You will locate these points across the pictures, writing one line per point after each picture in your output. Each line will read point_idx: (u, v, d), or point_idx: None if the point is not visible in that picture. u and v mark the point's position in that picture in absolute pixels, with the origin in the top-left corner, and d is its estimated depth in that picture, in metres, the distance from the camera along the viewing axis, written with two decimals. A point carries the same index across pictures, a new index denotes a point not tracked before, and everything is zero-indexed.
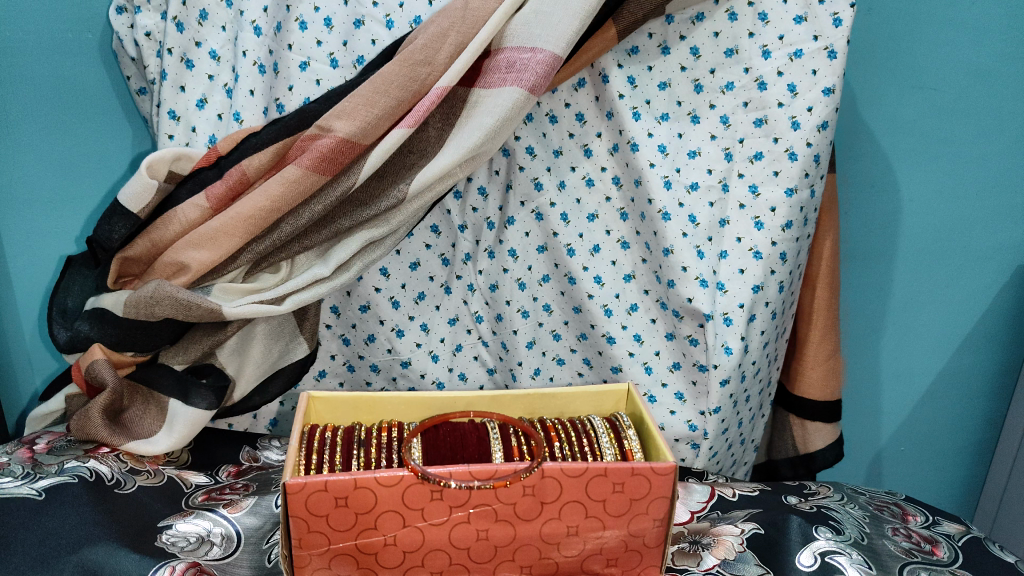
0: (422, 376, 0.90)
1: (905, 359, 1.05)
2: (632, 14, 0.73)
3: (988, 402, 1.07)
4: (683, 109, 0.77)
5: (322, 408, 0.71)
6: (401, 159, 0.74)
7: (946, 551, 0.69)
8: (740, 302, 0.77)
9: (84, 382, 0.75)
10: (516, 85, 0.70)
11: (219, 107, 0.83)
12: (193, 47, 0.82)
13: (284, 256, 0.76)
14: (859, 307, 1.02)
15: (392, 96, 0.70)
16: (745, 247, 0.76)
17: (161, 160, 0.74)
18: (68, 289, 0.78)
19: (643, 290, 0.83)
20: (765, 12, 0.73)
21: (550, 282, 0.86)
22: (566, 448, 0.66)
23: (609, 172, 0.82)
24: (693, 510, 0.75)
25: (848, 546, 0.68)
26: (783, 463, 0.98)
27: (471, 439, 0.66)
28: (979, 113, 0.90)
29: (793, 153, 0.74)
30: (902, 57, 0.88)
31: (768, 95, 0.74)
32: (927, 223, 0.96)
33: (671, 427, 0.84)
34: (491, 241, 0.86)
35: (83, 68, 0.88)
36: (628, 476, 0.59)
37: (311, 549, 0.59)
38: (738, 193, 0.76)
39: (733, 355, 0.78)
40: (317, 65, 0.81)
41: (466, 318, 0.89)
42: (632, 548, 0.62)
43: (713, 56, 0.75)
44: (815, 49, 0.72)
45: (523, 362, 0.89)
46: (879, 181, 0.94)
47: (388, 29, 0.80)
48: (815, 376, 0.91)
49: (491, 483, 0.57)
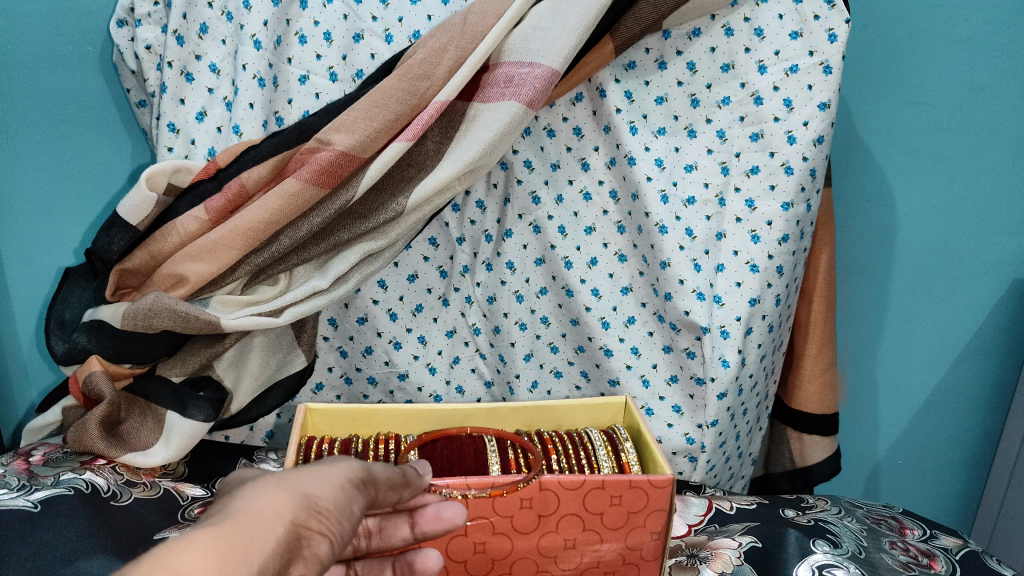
0: (419, 389, 0.90)
1: (903, 372, 1.05)
2: (630, 30, 0.73)
3: (986, 416, 1.07)
4: (680, 123, 0.78)
5: (320, 420, 0.71)
6: (400, 172, 0.75)
7: (944, 564, 0.69)
8: (737, 315, 0.77)
9: (80, 394, 0.74)
10: (514, 99, 0.70)
11: (218, 120, 0.84)
12: (193, 60, 0.82)
13: (282, 269, 0.76)
14: (857, 319, 1.02)
15: (391, 110, 0.71)
16: (742, 260, 0.77)
17: (160, 172, 0.74)
18: (66, 301, 0.78)
19: (640, 303, 0.84)
20: (761, 27, 0.73)
21: (548, 294, 0.87)
22: (563, 460, 0.66)
23: (606, 186, 0.82)
24: (691, 523, 0.74)
25: (846, 559, 0.68)
26: (781, 475, 0.98)
27: (468, 452, 0.66)
28: (975, 126, 0.90)
29: (788, 167, 0.74)
30: (897, 73, 0.89)
31: (764, 110, 0.75)
32: (923, 237, 0.97)
33: (668, 440, 0.84)
34: (488, 253, 0.86)
35: (84, 81, 0.89)
36: (626, 489, 0.59)
37: None
38: (734, 207, 0.76)
39: (730, 368, 0.78)
40: (317, 78, 0.82)
41: (463, 331, 0.89)
42: (630, 561, 0.62)
43: (710, 72, 0.76)
44: (810, 65, 0.73)
45: (521, 375, 0.89)
46: (876, 194, 0.95)
47: (388, 44, 0.81)
48: (813, 389, 0.91)
49: (487, 492, 0.57)
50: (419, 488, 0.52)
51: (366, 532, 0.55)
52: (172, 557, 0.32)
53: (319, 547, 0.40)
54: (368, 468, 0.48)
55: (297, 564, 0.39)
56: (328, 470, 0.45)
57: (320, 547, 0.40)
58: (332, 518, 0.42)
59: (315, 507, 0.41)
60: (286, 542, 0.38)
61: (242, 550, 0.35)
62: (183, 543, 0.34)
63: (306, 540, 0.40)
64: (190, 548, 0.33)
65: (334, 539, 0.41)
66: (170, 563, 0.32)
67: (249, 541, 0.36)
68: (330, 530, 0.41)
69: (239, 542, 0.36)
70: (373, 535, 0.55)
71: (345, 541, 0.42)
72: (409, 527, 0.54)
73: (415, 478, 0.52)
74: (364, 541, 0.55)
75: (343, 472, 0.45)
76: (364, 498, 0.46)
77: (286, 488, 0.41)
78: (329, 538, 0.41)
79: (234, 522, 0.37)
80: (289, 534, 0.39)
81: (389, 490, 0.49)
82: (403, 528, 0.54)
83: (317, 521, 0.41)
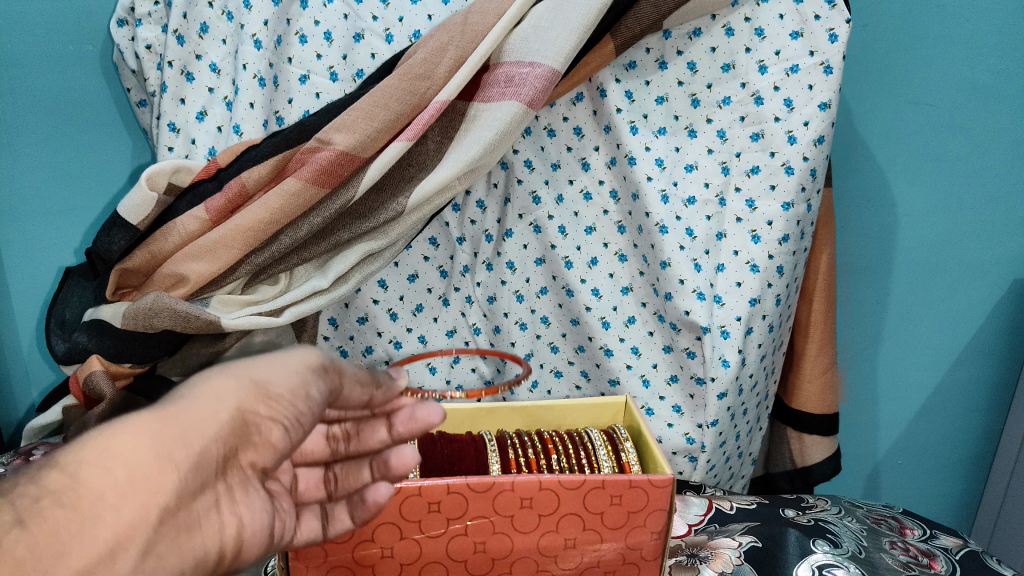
0: (420, 389, 0.90)
1: (903, 372, 1.05)
2: (630, 29, 0.73)
3: (986, 415, 1.07)
4: (680, 124, 0.78)
5: None
6: (400, 171, 0.75)
7: (944, 564, 0.69)
8: (737, 315, 0.77)
9: (81, 393, 0.74)
10: (513, 99, 0.70)
11: (218, 119, 0.84)
12: (193, 59, 0.82)
13: (282, 268, 0.76)
14: (857, 319, 1.02)
15: (392, 110, 0.71)
16: (742, 260, 0.76)
17: (160, 172, 0.75)
18: (67, 301, 0.79)
19: (641, 303, 0.84)
20: (761, 27, 0.73)
21: (548, 294, 0.87)
22: (563, 460, 0.66)
23: (606, 186, 0.82)
24: (691, 522, 0.74)
25: (846, 559, 0.68)
26: (781, 475, 0.98)
27: (468, 452, 0.66)
28: (975, 126, 0.90)
29: (789, 167, 0.74)
30: (898, 73, 0.89)
31: (765, 110, 0.74)
32: (924, 237, 0.97)
33: (669, 439, 0.84)
34: (489, 253, 0.87)
35: (85, 81, 0.89)
36: (626, 489, 0.59)
37: (309, 561, 0.58)
38: (734, 207, 0.76)
39: (730, 368, 0.78)
40: (317, 78, 0.82)
41: (464, 330, 0.89)
42: (630, 561, 0.62)
43: (710, 71, 0.76)
44: (810, 65, 0.72)
45: (521, 375, 0.89)
46: (877, 193, 0.95)
47: (388, 43, 0.81)
48: (813, 389, 0.91)
49: (468, 481, 0.57)
50: (395, 391, 0.47)
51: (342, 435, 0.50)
52: (105, 439, 0.31)
53: (271, 435, 0.37)
54: (335, 359, 0.43)
55: (246, 450, 0.37)
56: (286, 355, 0.40)
57: (272, 433, 0.37)
58: (285, 404, 0.38)
59: (265, 393, 0.37)
60: (227, 432, 0.35)
61: (170, 440, 0.33)
62: (117, 424, 0.32)
63: (253, 428, 0.37)
64: (124, 430, 0.32)
65: (287, 425, 0.38)
66: (104, 446, 0.31)
67: (182, 429, 0.33)
68: (283, 416, 0.38)
69: (169, 432, 0.33)
70: (350, 440, 0.50)
71: (305, 426, 0.39)
72: (387, 429, 0.50)
73: (388, 382, 0.47)
74: (342, 446, 0.50)
75: (302, 357, 0.40)
76: (331, 383, 0.41)
77: (235, 374, 0.37)
78: (283, 425, 0.38)
79: (175, 406, 0.34)
80: (230, 421, 0.35)
81: (358, 387, 0.44)
82: (380, 430, 0.49)
83: (267, 407, 0.37)
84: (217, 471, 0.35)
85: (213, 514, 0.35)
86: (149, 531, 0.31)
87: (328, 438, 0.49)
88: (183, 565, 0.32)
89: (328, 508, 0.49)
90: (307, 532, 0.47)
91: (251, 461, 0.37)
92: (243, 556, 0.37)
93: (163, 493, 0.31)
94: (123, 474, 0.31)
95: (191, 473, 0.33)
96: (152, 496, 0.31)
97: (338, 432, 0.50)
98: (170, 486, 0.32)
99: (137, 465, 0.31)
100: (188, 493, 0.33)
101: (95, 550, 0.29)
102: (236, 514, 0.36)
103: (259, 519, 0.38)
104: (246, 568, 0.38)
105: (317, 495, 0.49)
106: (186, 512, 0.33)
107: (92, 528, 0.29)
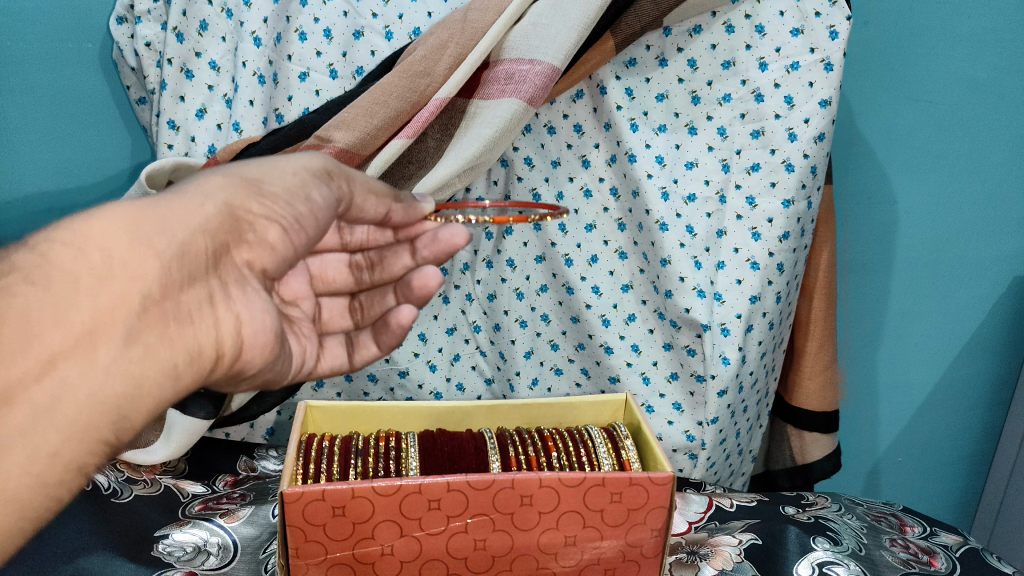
0: (419, 387, 0.90)
1: (904, 369, 1.05)
2: (630, 27, 0.73)
3: (986, 413, 1.07)
4: (680, 121, 0.78)
5: (320, 418, 0.70)
6: (400, 169, 0.75)
7: (944, 562, 0.69)
8: (737, 312, 0.77)
9: None
10: (514, 96, 0.70)
11: (218, 117, 0.84)
12: (193, 57, 0.82)
13: None
14: (857, 316, 1.02)
15: (391, 107, 0.71)
16: (742, 258, 0.76)
17: (160, 170, 0.74)
18: None
19: (641, 301, 0.84)
20: (762, 24, 0.73)
21: (549, 291, 0.87)
22: (563, 458, 0.66)
23: (606, 183, 0.82)
24: (691, 520, 0.74)
25: (846, 557, 0.68)
26: (781, 473, 0.99)
27: (468, 449, 0.66)
28: (976, 123, 0.90)
29: (790, 164, 0.74)
30: (898, 71, 0.89)
31: (765, 107, 0.74)
32: (924, 234, 0.97)
33: (668, 437, 0.84)
34: (489, 251, 0.87)
35: (84, 79, 0.89)
36: (626, 486, 0.59)
37: (308, 559, 0.58)
38: (735, 204, 0.76)
39: (730, 365, 0.78)
40: (317, 75, 0.82)
41: (464, 328, 0.89)
42: (630, 558, 0.62)
43: (711, 69, 0.76)
44: (811, 61, 0.72)
45: (521, 372, 0.89)
46: (877, 190, 0.95)
47: (388, 41, 0.81)
48: (813, 385, 0.91)
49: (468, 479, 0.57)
50: (413, 213, 0.56)
51: (369, 265, 0.61)
52: (93, 232, 0.40)
53: (266, 232, 0.46)
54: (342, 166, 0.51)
55: (241, 245, 0.45)
56: (285, 161, 0.48)
57: (267, 229, 0.46)
58: (277, 202, 0.46)
59: (259, 191, 0.46)
60: (222, 223, 0.43)
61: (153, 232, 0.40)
62: (106, 218, 0.40)
63: (249, 223, 0.45)
64: (109, 224, 0.40)
65: (281, 223, 0.46)
66: (90, 239, 0.39)
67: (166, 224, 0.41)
68: (276, 214, 0.46)
69: (156, 225, 0.41)
70: (374, 268, 0.61)
71: (298, 225, 0.47)
72: (409, 255, 0.60)
73: (409, 203, 0.56)
74: (367, 275, 0.61)
75: (301, 163, 0.49)
76: (330, 188, 0.50)
77: (232, 176, 0.46)
78: (277, 222, 0.46)
79: (171, 203, 0.43)
80: (224, 214, 0.44)
81: (371, 197, 0.53)
82: (404, 257, 0.60)
83: (259, 204, 0.45)
84: (208, 267, 0.43)
85: (207, 310, 0.43)
86: (132, 313, 0.39)
87: (352, 267, 0.61)
88: (174, 357, 0.41)
89: (354, 337, 0.60)
90: (331, 358, 0.58)
91: (248, 260, 0.46)
92: (244, 354, 0.46)
93: (145, 282, 0.39)
94: (101, 264, 0.39)
95: (173, 262, 0.40)
96: (132, 285, 0.39)
97: (362, 262, 0.61)
98: (152, 276, 0.39)
99: (115, 256, 0.39)
100: (172, 284, 0.40)
101: (77, 329, 0.37)
102: (234, 310, 0.44)
103: (258, 319, 0.46)
104: (254, 366, 0.47)
105: (345, 321, 0.61)
106: (174, 304, 0.41)
107: (74, 310, 0.37)
